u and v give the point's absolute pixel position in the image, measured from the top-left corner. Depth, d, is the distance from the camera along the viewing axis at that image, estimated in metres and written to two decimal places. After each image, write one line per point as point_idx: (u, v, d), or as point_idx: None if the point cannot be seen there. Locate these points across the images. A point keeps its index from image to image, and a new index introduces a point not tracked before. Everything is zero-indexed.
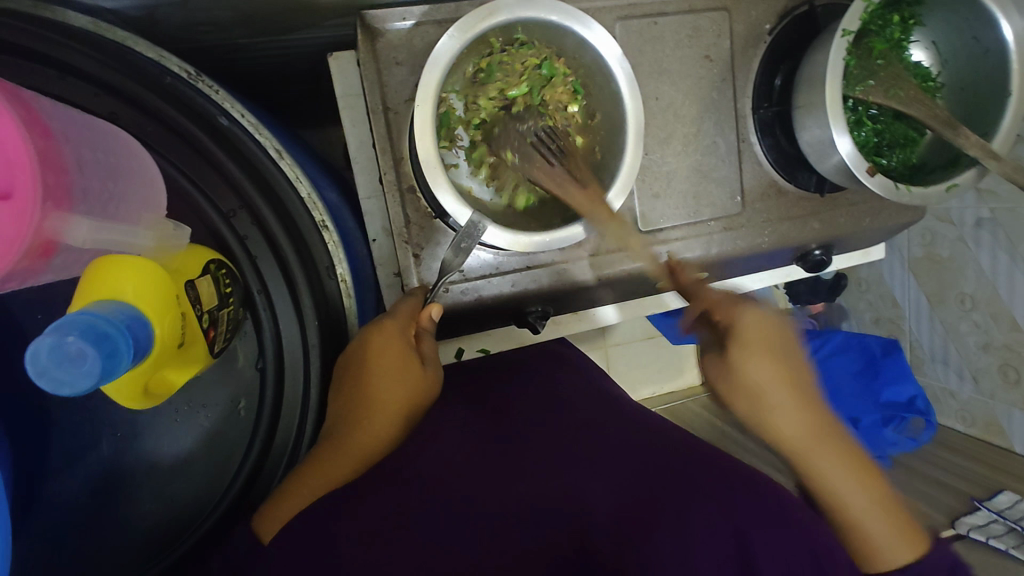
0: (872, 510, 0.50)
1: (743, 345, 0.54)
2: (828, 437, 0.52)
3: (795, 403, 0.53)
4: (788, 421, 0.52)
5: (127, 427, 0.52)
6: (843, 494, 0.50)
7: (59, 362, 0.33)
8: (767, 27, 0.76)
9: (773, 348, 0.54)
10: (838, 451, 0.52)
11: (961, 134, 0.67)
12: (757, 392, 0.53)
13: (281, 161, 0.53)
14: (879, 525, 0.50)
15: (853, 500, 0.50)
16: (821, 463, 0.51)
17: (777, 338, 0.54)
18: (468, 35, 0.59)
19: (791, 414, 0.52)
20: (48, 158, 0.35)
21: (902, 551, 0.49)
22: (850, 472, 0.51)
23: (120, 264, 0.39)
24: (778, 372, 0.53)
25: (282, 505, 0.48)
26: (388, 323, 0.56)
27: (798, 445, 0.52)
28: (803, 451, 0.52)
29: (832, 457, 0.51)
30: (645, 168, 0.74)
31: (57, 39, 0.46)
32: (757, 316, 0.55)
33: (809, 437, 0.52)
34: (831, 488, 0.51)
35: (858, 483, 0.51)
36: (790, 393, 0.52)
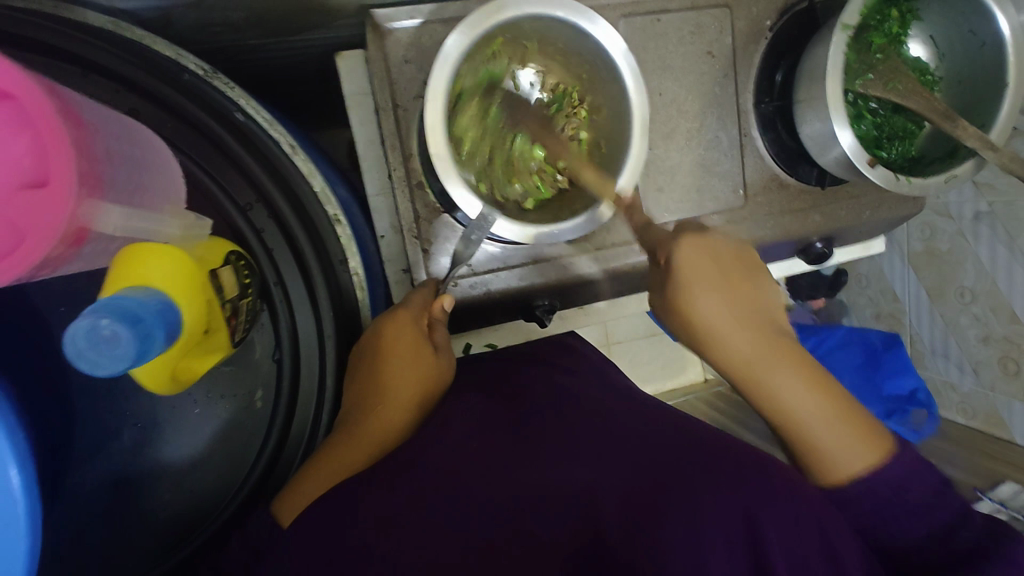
0: (834, 420, 0.49)
1: (683, 280, 0.55)
2: (777, 351, 0.52)
3: (738, 325, 0.54)
4: (731, 342, 0.54)
5: (148, 417, 0.53)
6: (796, 405, 0.50)
7: (94, 344, 0.34)
8: (767, 23, 0.77)
9: (717, 280, 0.55)
10: (787, 361, 0.52)
11: (959, 125, 0.68)
12: (702, 324, 0.55)
13: (295, 156, 0.55)
14: (835, 435, 0.49)
15: (806, 410, 0.50)
16: (767, 376, 0.52)
17: (722, 269, 0.56)
18: (477, 31, 0.60)
19: (736, 338, 0.54)
20: (82, 150, 0.36)
21: (860, 457, 0.48)
22: (801, 380, 0.51)
23: (150, 252, 0.40)
24: (721, 301, 0.55)
25: (299, 489, 0.51)
26: (402, 313, 0.57)
27: (743, 363, 0.53)
28: (750, 370, 0.53)
29: (784, 374, 0.51)
30: (649, 163, 0.76)
31: (79, 37, 0.48)
32: (702, 248, 0.57)
33: (751, 363, 0.53)
34: (779, 401, 0.51)
35: (812, 391, 0.50)
36: (729, 316, 0.54)
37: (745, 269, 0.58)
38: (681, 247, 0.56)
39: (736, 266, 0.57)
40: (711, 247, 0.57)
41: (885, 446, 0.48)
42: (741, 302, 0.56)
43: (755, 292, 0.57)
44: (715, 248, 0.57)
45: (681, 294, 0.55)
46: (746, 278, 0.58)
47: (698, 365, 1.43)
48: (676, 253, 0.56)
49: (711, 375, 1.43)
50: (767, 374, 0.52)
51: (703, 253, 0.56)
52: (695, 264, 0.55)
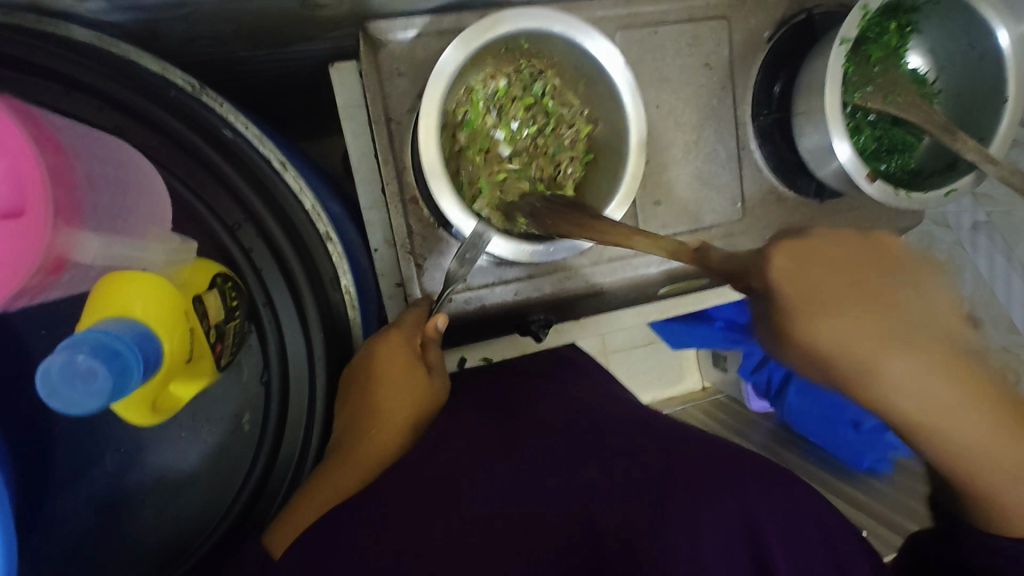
0: (1003, 445, 0.44)
1: (821, 297, 0.44)
2: (955, 380, 0.43)
3: (900, 343, 0.43)
4: (895, 371, 0.43)
5: (131, 443, 0.52)
6: (980, 445, 0.44)
7: (70, 380, 0.33)
8: (765, 35, 0.76)
9: (829, 300, 0.44)
10: (953, 374, 0.43)
11: (958, 138, 0.67)
12: (828, 360, 0.44)
13: (285, 173, 0.53)
14: (1002, 437, 0.44)
15: (981, 444, 0.44)
16: (887, 392, 0.43)
17: (836, 265, 0.46)
18: (473, 47, 0.59)
19: (909, 366, 0.43)
20: (59, 175, 0.35)
21: (1016, 457, 0.44)
22: (987, 420, 0.44)
23: (133, 279, 0.39)
24: (847, 322, 0.44)
25: (292, 518, 0.49)
26: (396, 333, 0.57)
27: (860, 378, 0.44)
28: (919, 414, 0.44)
29: (951, 390, 0.43)
30: (646, 176, 0.75)
31: (60, 54, 0.47)
32: (795, 254, 0.47)
33: (869, 376, 0.43)
34: (926, 429, 0.45)
35: (991, 424, 0.44)
36: (887, 338, 0.43)
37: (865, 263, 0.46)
38: (768, 253, 0.48)
39: (859, 249, 0.47)
40: (820, 238, 0.47)
41: None
42: (892, 324, 0.43)
43: (926, 294, 0.45)
44: (839, 237, 0.48)
45: (795, 324, 0.45)
46: (933, 286, 0.45)
47: (696, 374, 1.42)
48: (766, 266, 0.47)
49: (710, 383, 1.42)
50: (904, 394, 0.43)
51: (799, 253, 0.47)
52: (798, 276, 0.46)
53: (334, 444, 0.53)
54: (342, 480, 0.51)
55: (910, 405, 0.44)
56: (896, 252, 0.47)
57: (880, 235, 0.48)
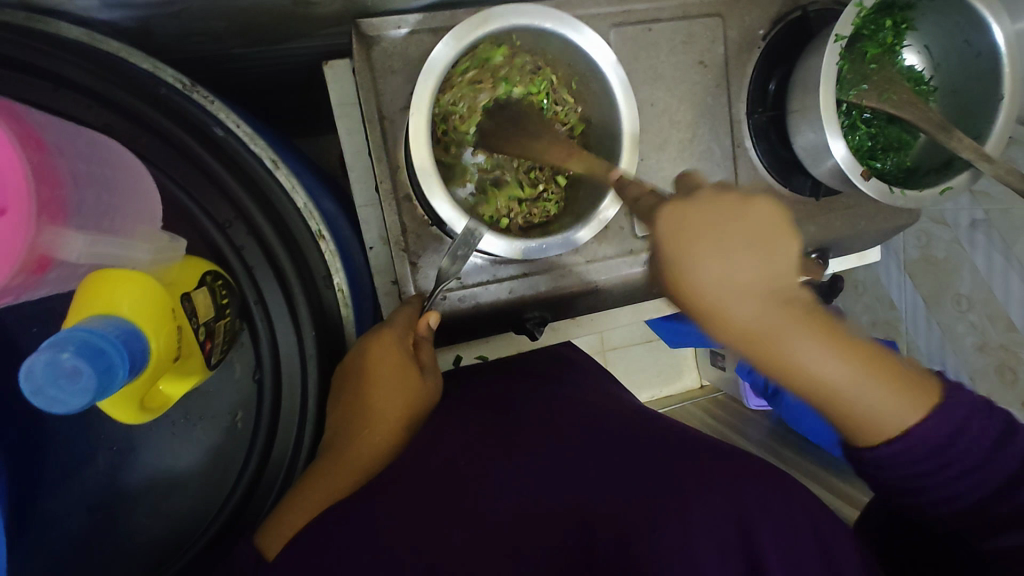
0: (865, 385, 0.42)
1: (686, 243, 0.43)
2: (802, 322, 0.41)
3: (764, 287, 0.42)
4: (744, 310, 0.42)
5: (124, 441, 0.52)
6: (835, 377, 0.42)
7: (55, 379, 0.33)
8: (760, 33, 0.76)
9: (705, 243, 0.42)
10: (816, 327, 0.42)
11: (954, 137, 0.66)
12: (713, 306, 0.42)
13: (277, 171, 0.54)
14: (883, 395, 0.42)
15: (845, 383, 0.42)
16: (790, 348, 0.41)
17: (711, 214, 0.43)
18: (464, 43, 0.59)
19: (747, 309, 0.42)
20: (43, 174, 0.35)
21: (897, 417, 0.42)
22: (836, 355, 0.42)
23: (120, 278, 0.39)
24: (725, 265, 0.42)
25: (285, 518, 0.48)
26: (388, 332, 0.56)
27: (753, 334, 0.41)
28: (767, 341, 0.41)
29: (817, 345, 0.41)
30: (641, 173, 0.75)
31: (49, 52, 0.46)
32: (680, 216, 0.44)
33: (756, 334, 0.41)
34: (831, 388, 0.42)
35: (843, 358, 0.42)
36: (740, 287, 0.42)
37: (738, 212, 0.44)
38: (658, 213, 0.45)
39: (733, 206, 0.44)
40: (704, 198, 0.45)
41: (922, 399, 0.43)
42: (756, 275, 0.42)
43: (775, 245, 0.43)
44: (724, 198, 0.44)
45: (670, 267, 0.43)
46: (788, 239, 0.44)
47: (694, 372, 1.42)
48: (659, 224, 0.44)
49: (708, 381, 1.42)
50: (785, 341, 0.41)
51: (683, 213, 0.44)
52: (675, 227, 0.43)
53: (326, 444, 0.53)
54: (335, 480, 0.51)
55: (751, 338, 0.42)
56: (759, 202, 0.45)
57: (755, 197, 0.45)
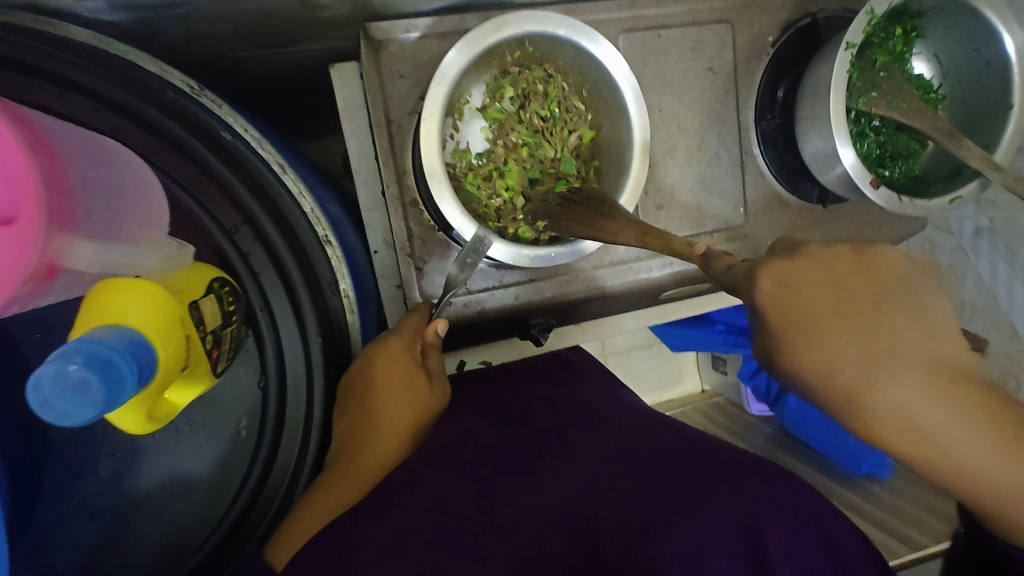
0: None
1: (815, 325, 0.34)
2: (973, 418, 0.32)
3: (942, 391, 0.32)
4: (916, 415, 0.33)
5: (126, 448, 0.51)
6: (991, 469, 0.34)
7: (63, 391, 0.33)
8: (769, 40, 0.76)
9: (848, 325, 0.34)
10: (995, 427, 0.33)
11: (964, 145, 0.66)
12: (866, 419, 0.34)
13: (285, 175, 0.53)
14: None
15: (1016, 486, 0.34)
16: (962, 455, 0.33)
17: (837, 284, 0.35)
18: (476, 50, 0.59)
19: (909, 408, 0.33)
20: (53, 180, 0.35)
21: None
22: (1010, 455, 0.33)
23: (129, 287, 0.39)
24: (880, 357, 0.33)
25: (293, 530, 0.48)
26: (394, 340, 0.56)
27: (921, 447, 0.33)
28: (928, 443, 0.33)
29: (991, 448, 0.33)
30: (649, 180, 0.74)
31: (56, 54, 0.46)
32: (795, 293, 0.36)
33: (924, 447, 0.33)
34: (991, 491, 0.34)
35: (1015, 455, 0.33)
36: (905, 383, 0.32)
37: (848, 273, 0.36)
38: (754, 281, 0.37)
39: (852, 270, 0.36)
40: (822, 255, 0.36)
41: None
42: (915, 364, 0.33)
43: (928, 315, 0.34)
44: (841, 255, 0.36)
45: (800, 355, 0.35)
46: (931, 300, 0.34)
47: (696, 377, 1.42)
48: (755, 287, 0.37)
49: (710, 386, 1.42)
50: (948, 442, 0.33)
51: (791, 286, 0.36)
52: (787, 305, 0.36)
53: (332, 452, 0.53)
54: (342, 489, 0.50)
55: (911, 438, 0.33)
56: (880, 260, 0.36)
57: (873, 251, 0.36)
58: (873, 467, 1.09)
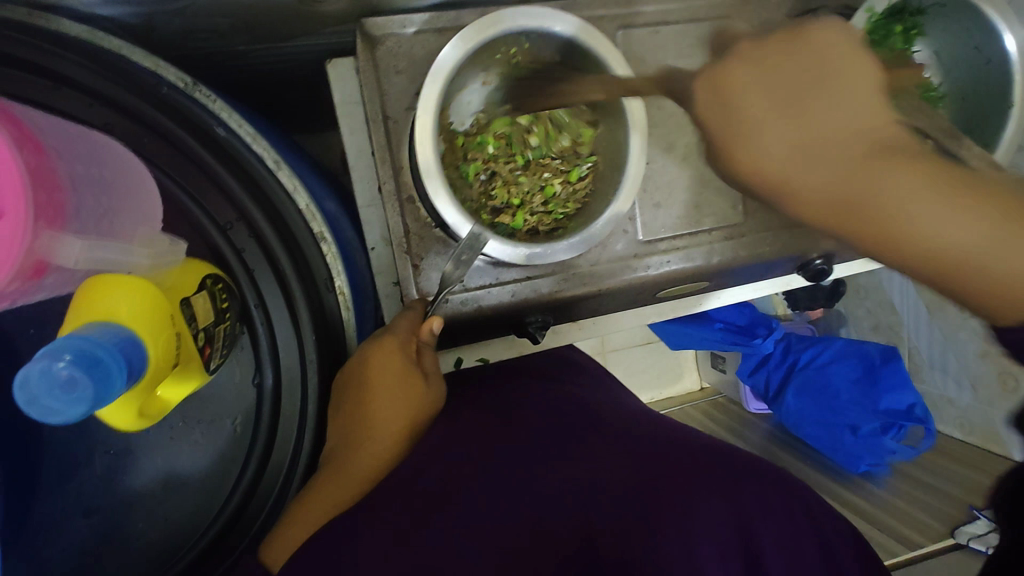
0: (1006, 244, 0.39)
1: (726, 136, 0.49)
2: (892, 169, 0.42)
3: (839, 171, 0.44)
4: (818, 187, 0.45)
5: (121, 445, 0.51)
6: (952, 234, 0.40)
7: (50, 389, 0.33)
8: (769, 36, 0.76)
9: (753, 71, 0.49)
10: (899, 165, 0.43)
11: (963, 145, 0.65)
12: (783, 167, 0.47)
13: (279, 173, 0.52)
14: (939, 207, 0.41)
15: (966, 245, 0.40)
16: (880, 178, 0.43)
17: (767, 48, 0.49)
18: (472, 45, 0.58)
19: (845, 133, 0.45)
20: (39, 178, 0.35)
21: (967, 233, 0.40)
22: (940, 196, 0.41)
23: (118, 284, 0.39)
24: (784, 116, 0.47)
25: (289, 531, 0.48)
26: (388, 340, 0.55)
27: (834, 209, 0.45)
28: (853, 202, 0.44)
29: (897, 172, 0.42)
30: (647, 178, 0.74)
31: (51, 50, 0.45)
32: (715, 72, 0.50)
33: (838, 208, 0.44)
34: (892, 235, 0.42)
35: (974, 220, 0.40)
36: (810, 150, 0.46)
37: (806, 91, 0.47)
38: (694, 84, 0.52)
39: (806, 83, 0.47)
40: (757, 49, 0.49)
41: None
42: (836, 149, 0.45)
43: (844, 76, 0.47)
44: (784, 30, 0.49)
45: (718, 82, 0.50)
46: (870, 93, 0.47)
47: (694, 374, 1.42)
48: (698, 94, 0.52)
49: (708, 383, 1.42)
50: (898, 218, 0.42)
51: (715, 80, 0.50)
52: (711, 104, 0.50)
53: (326, 452, 0.53)
54: (337, 491, 0.50)
55: (838, 205, 0.45)
56: (856, 80, 0.46)
57: (809, 32, 0.48)
58: (871, 466, 1.08)
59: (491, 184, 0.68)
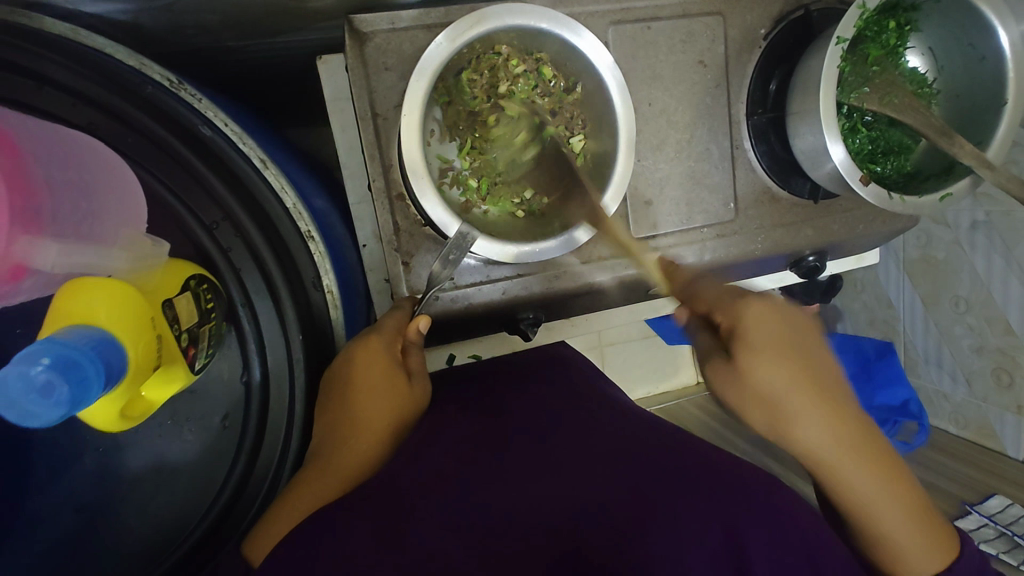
0: (911, 518, 0.48)
1: (756, 359, 0.48)
2: (873, 461, 0.47)
3: (822, 411, 0.47)
4: (812, 435, 0.47)
5: (110, 443, 0.52)
6: (881, 508, 0.48)
7: (28, 392, 0.33)
8: (761, 32, 0.75)
9: (780, 352, 0.48)
10: (868, 455, 0.48)
11: (956, 143, 0.66)
12: (772, 402, 0.48)
13: (265, 171, 0.53)
14: (896, 503, 0.48)
15: (895, 525, 0.48)
16: (854, 475, 0.47)
17: (792, 332, 0.50)
18: (458, 42, 0.58)
19: (778, 369, 0.48)
20: (15, 183, 0.36)
21: (925, 554, 0.48)
22: (885, 478, 0.48)
23: (97, 286, 0.39)
24: (791, 370, 0.48)
25: (272, 526, 0.47)
26: (375, 338, 0.56)
27: (822, 457, 0.47)
28: (842, 467, 0.47)
29: (870, 469, 0.47)
30: (638, 174, 0.74)
31: (32, 50, 0.45)
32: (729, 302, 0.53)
33: (837, 449, 0.47)
34: (875, 515, 0.48)
35: (896, 498, 0.48)
36: (793, 394, 0.47)
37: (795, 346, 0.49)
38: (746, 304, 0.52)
39: (781, 343, 0.49)
40: (764, 301, 0.52)
41: (948, 545, 0.49)
42: (847, 420, 0.48)
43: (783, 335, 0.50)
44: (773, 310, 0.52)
45: (743, 353, 0.49)
46: (805, 359, 0.49)
47: (691, 369, 1.38)
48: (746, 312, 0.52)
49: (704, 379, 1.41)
50: (855, 488, 0.48)
51: (768, 311, 0.51)
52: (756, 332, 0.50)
53: (313, 448, 0.53)
54: (319, 488, 0.49)
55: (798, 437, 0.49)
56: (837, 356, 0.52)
57: (747, 304, 0.52)
58: None
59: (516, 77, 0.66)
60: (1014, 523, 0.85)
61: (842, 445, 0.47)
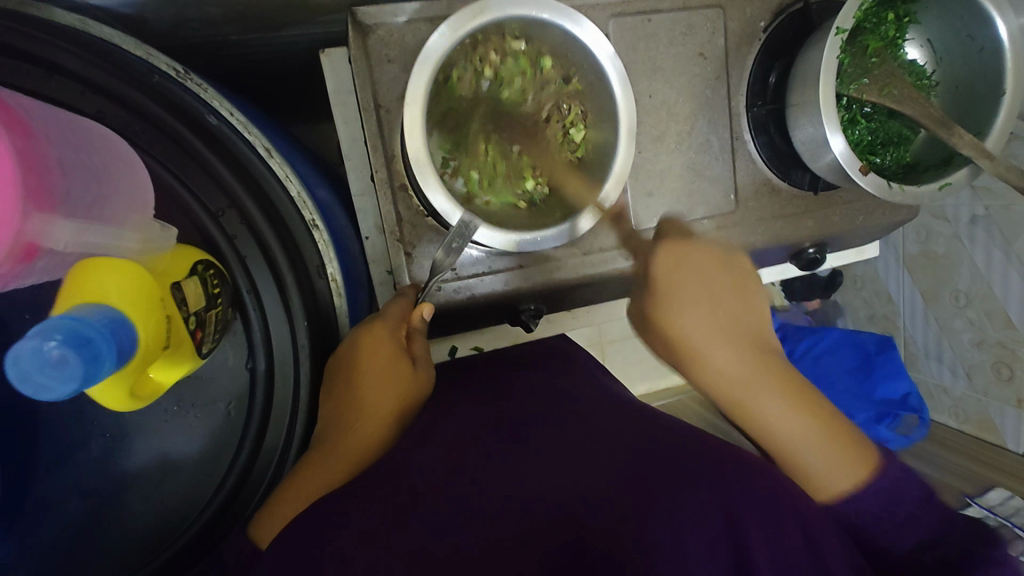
0: (827, 441, 0.52)
1: (670, 300, 0.61)
2: (779, 389, 0.54)
3: (726, 342, 0.57)
4: (715, 359, 0.57)
5: (117, 428, 0.52)
6: (789, 429, 0.53)
7: (41, 366, 0.34)
8: (761, 25, 0.76)
9: (691, 295, 0.60)
10: (777, 386, 0.55)
11: (954, 133, 0.66)
12: (684, 337, 0.59)
13: (271, 159, 0.53)
14: (807, 430, 0.52)
15: (807, 444, 0.52)
16: (760, 401, 0.54)
17: (707, 275, 0.62)
18: (460, 33, 0.59)
19: (689, 302, 0.60)
20: (30, 161, 0.36)
21: (842, 476, 0.51)
22: (793, 406, 0.53)
23: (108, 267, 0.40)
24: (701, 312, 0.59)
25: (277, 509, 0.48)
26: (379, 325, 0.58)
27: (729, 387, 0.56)
28: (744, 395, 0.55)
29: (777, 397, 0.54)
30: (639, 166, 0.75)
31: (43, 39, 0.46)
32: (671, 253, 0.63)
33: (740, 377, 0.56)
34: (783, 438, 0.53)
35: (806, 419, 0.53)
36: (698, 325, 0.59)
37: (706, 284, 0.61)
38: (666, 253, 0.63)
39: (697, 283, 0.61)
40: (692, 251, 0.63)
41: (871, 464, 0.51)
42: (752, 354, 0.57)
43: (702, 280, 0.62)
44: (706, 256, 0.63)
45: (663, 300, 0.61)
46: (712, 297, 0.61)
47: None
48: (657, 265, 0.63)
49: None
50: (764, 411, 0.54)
51: (687, 258, 0.62)
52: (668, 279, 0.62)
53: (318, 434, 0.53)
54: (324, 473, 0.50)
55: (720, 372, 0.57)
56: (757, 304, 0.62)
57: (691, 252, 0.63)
58: None
59: (513, 69, 0.67)
60: (1013, 515, 0.85)
61: (741, 370, 0.56)
